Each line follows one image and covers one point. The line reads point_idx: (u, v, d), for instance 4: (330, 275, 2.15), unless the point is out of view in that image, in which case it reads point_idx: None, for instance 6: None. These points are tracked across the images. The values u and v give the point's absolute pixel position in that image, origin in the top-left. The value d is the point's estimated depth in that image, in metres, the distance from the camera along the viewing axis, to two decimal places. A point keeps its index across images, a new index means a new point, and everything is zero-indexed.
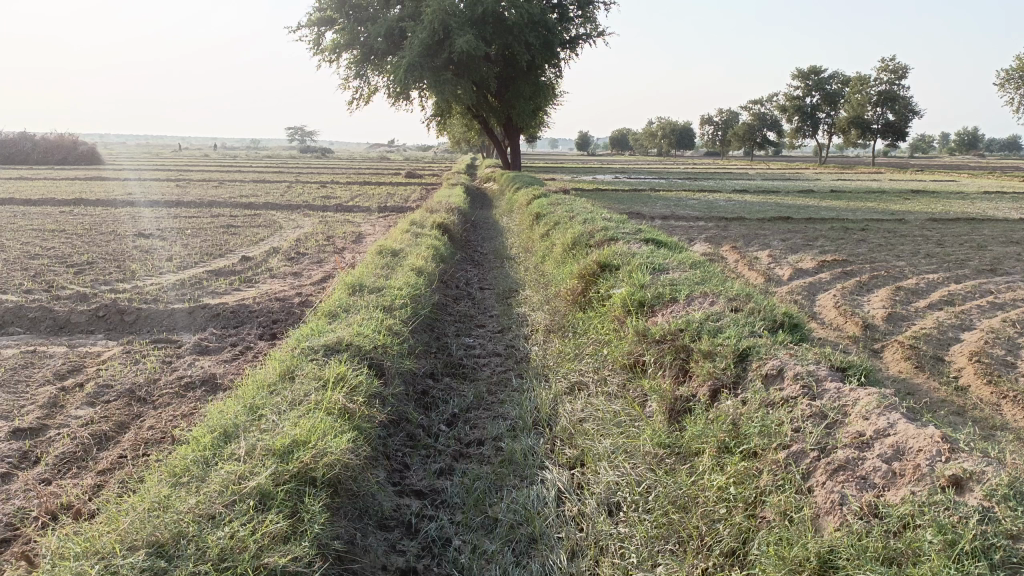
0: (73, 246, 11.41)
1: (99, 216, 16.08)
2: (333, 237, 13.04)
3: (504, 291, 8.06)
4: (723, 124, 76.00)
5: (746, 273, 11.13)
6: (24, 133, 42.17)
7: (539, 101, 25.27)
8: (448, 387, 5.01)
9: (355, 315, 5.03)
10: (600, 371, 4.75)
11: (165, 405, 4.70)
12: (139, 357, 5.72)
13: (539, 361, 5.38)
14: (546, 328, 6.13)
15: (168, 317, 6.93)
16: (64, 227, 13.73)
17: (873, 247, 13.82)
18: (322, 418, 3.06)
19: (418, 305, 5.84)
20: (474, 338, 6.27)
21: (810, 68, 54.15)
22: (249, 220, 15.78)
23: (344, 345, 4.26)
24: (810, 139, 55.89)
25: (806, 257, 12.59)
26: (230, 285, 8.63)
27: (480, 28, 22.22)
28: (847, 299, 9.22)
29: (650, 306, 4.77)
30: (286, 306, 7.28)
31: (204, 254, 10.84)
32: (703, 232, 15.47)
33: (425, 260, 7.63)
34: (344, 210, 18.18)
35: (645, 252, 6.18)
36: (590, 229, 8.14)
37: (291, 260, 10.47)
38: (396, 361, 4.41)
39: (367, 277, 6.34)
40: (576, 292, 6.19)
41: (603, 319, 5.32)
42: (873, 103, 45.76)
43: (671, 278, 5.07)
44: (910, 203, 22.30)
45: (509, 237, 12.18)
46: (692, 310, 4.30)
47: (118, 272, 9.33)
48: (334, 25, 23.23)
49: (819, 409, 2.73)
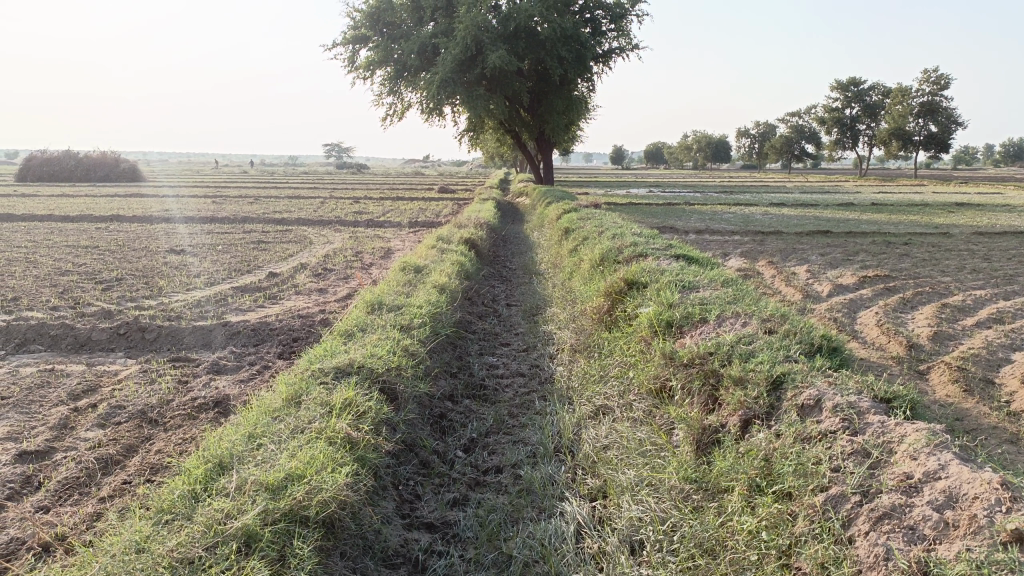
0: (105, 262, 11.50)
1: (133, 231, 16.30)
2: (362, 253, 12.99)
3: (530, 308, 7.85)
4: (759, 137, 75.13)
5: (783, 289, 10.78)
6: (69, 152, 43.38)
7: (572, 116, 25.12)
8: (468, 410, 4.82)
9: (371, 335, 4.87)
10: (626, 395, 4.51)
11: (175, 428, 4.58)
12: (155, 376, 5.63)
13: (563, 383, 5.16)
14: (572, 348, 5.91)
15: (189, 334, 6.86)
16: (98, 243, 13.87)
17: (916, 262, 13.34)
18: (322, 449, 2.88)
19: (438, 325, 5.66)
20: (497, 357, 6.07)
21: (849, 80, 53.25)
22: (280, 235, 15.83)
23: (356, 367, 4.10)
24: (849, 151, 54.90)
25: (846, 272, 12.18)
26: (255, 301, 8.57)
27: (512, 44, 22.17)
28: (890, 317, 8.84)
29: (679, 326, 4.52)
30: (307, 323, 7.16)
31: (232, 270, 10.82)
32: (738, 246, 15.11)
33: (448, 276, 7.47)
34: (375, 225, 18.17)
35: (675, 269, 5.93)
36: (620, 245, 7.92)
37: (318, 276, 10.41)
38: (411, 384, 4.23)
39: (388, 295, 6.19)
40: (602, 310, 5.96)
41: (629, 339, 5.08)
42: (914, 115, 44.79)
43: (701, 296, 4.82)
44: (954, 216, 21.64)
45: (539, 252, 11.99)
46: (722, 332, 4.04)
47: (146, 289, 9.33)
48: (367, 42, 23.40)
49: (861, 446, 2.48)
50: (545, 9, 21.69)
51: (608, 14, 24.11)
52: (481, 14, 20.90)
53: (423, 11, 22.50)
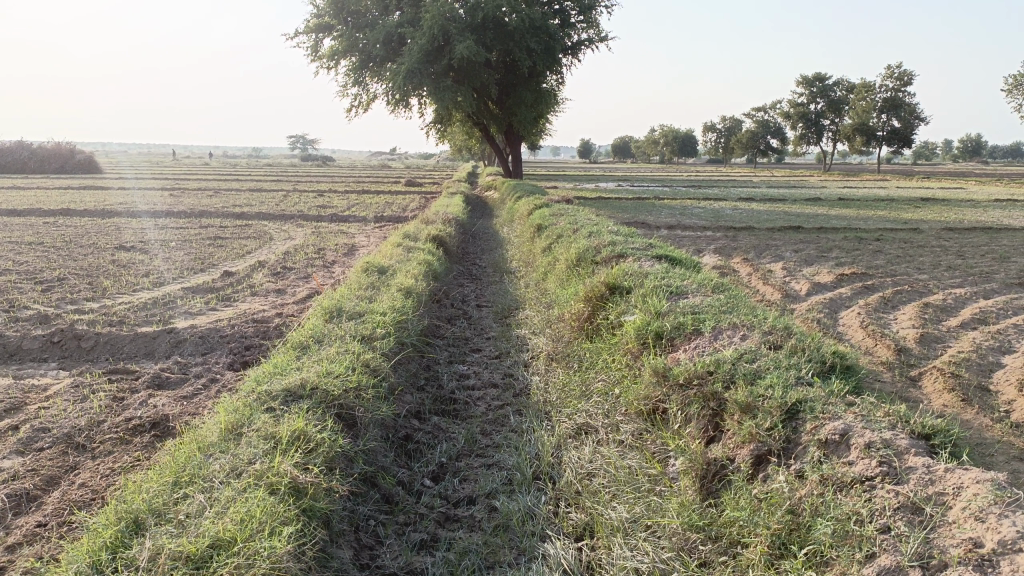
0: (49, 260, 10.80)
1: (85, 227, 15.52)
2: (324, 249, 12.42)
3: (502, 310, 7.39)
4: (726, 132, 75.46)
5: (761, 288, 10.45)
6: (22, 143, 41.96)
7: (541, 108, 24.68)
8: (436, 429, 4.35)
9: (327, 348, 4.37)
10: (612, 414, 4.08)
11: (105, 456, 4.05)
12: (87, 393, 5.06)
13: (541, 396, 4.73)
14: (548, 357, 5.47)
15: (130, 343, 6.27)
16: (42, 239, 13.08)
17: (890, 259, 13.14)
18: (262, 501, 2.40)
19: (404, 333, 5.19)
20: (467, 366, 5.61)
21: (814, 75, 53.55)
22: (239, 231, 15.21)
23: (309, 389, 3.60)
24: (815, 146, 55.28)
25: (823, 269, 11.94)
26: (206, 304, 8.00)
27: (480, 34, 21.63)
28: (872, 317, 8.55)
29: (669, 338, 4.10)
30: (262, 329, 6.63)
31: (185, 269, 10.20)
32: (711, 243, 14.82)
33: (414, 278, 6.98)
34: (339, 220, 17.56)
35: (659, 272, 5.51)
36: (597, 243, 7.50)
37: (277, 275, 9.86)
38: (372, 406, 3.75)
39: (348, 300, 5.68)
40: (582, 317, 5.51)
41: (613, 350, 4.65)
42: (878, 111, 45.12)
43: (693, 304, 4.40)
44: (922, 212, 21.62)
45: (509, 249, 11.54)
46: (721, 347, 3.62)
47: (89, 290, 8.68)
48: (331, 31, 22.71)
49: (909, 500, 2.12)
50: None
51: (576, 5, 23.68)
52: (448, 3, 20.33)
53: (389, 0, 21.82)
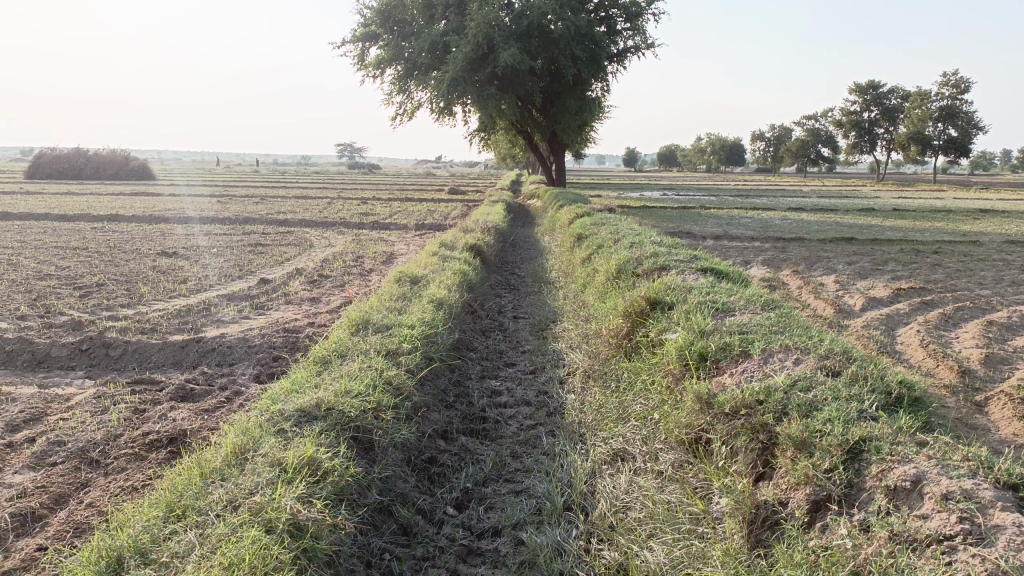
0: (92, 265, 10.87)
1: (131, 232, 15.71)
2: (363, 257, 12.32)
3: (539, 322, 7.13)
4: (775, 140, 74.09)
5: (813, 302, 9.99)
6: (79, 150, 43.18)
7: (585, 116, 24.37)
8: (462, 452, 4.10)
9: (349, 364, 4.14)
10: (651, 440, 3.77)
11: (117, 473, 3.89)
12: (108, 404, 4.93)
13: (576, 418, 4.44)
14: (585, 374, 5.18)
15: (158, 352, 6.16)
16: (88, 244, 13.23)
17: (950, 273, 12.53)
18: (255, 545, 2.18)
19: (433, 347, 4.95)
20: (500, 382, 5.34)
21: (868, 83, 52.21)
22: (281, 238, 15.22)
23: (323, 408, 3.37)
24: (867, 155, 53.84)
25: (878, 283, 11.41)
26: (240, 312, 7.90)
27: (524, 42, 21.44)
28: (933, 336, 8.05)
29: (714, 359, 3.77)
30: (292, 338, 6.47)
31: (223, 276, 10.16)
32: (759, 254, 14.35)
33: (448, 288, 6.76)
34: (380, 227, 17.51)
35: (703, 287, 5.18)
36: (639, 254, 7.19)
37: (313, 283, 9.75)
38: (392, 427, 3.50)
39: (376, 312, 5.46)
40: (620, 334, 5.19)
41: (652, 370, 4.34)
42: (934, 119, 43.69)
43: (740, 323, 4.07)
44: (981, 224, 20.73)
45: (550, 259, 11.27)
46: (771, 373, 3.30)
47: (126, 296, 8.65)
48: (377, 40, 22.77)
49: (997, 568, 1.80)
50: (558, 6, 20.95)
51: (623, 12, 23.35)
52: (493, 11, 20.19)
53: (435, 9, 21.77)
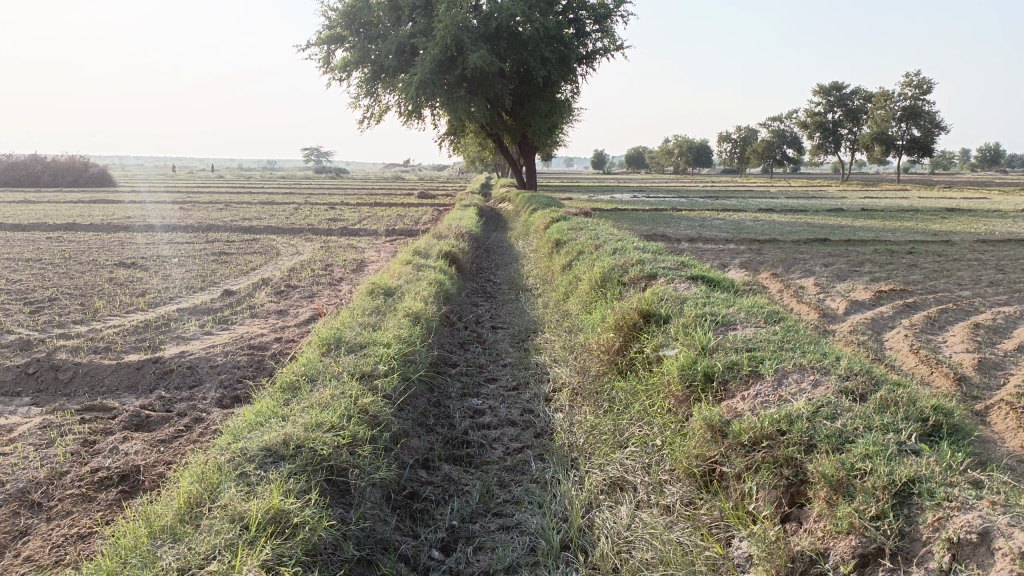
0: (44, 278, 10.30)
1: (88, 242, 15.05)
2: (331, 265, 11.90)
3: (519, 333, 6.79)
4: (742, 141, 74.67)
5: (795, 306, 9.79)
6: (35, 157, 41.91)
7: (556, 118, 24.11)
8: (445, 483, 3.74)
9: (320, 390, 3.76)
10: (652, 468, 3.45)
11: (61, 519, 3.47)
12: (54, 436, 4.48)
13: (568, 442, 4.11)
14: (573, 391, 4.85)
15: (112, 374, 5.69)
16: (42, 255, 12.60)
17: (927, 274, 12.44)
18: None
19: (411, 368, 4.59)
20: (482, 400, 5.00)
21: (831, 84, 52.76)
22: (246, 245, 14.71)
23: (291, 446, 2.98)
24: (832, 155, 54.41)
25: (857, 285, 11.26)
26: (201, 327, 7.45)
27: (493, 44, 21.13)
28: (922, 340, 7.84)
29: (722, 381, 3.46)
30: (258, 357, 6.05)
31: (184, 288, 9.68)
32: (736, 257, 14.18)
33: (424, 300, 6.40)
34: (350, 234, 17.05)
35: (698, 297, 4.89)
36: (623, 261, 6.89)
37: (280, 294, 9.32)
38: (369, 465, 3.13)
39: (348, 329, 5.07)
40: (612, 349, 4.85)
41: (650, 389, 4.02)
42: (897, 119, 44.21)
43: (745, 339, 3.77)
44: (950, 223, 20.83)
45: (526, 264, 10.96)
46: (789, 397, 3.00)
47: (79, 312, 8.14)
48: (344, 42, 22.27)
49: None
50: (527, 8, 20.70)
51: (591, 14, 23.17)
52: (461, 13, 19.84)
53: (402, 10, 21.37)
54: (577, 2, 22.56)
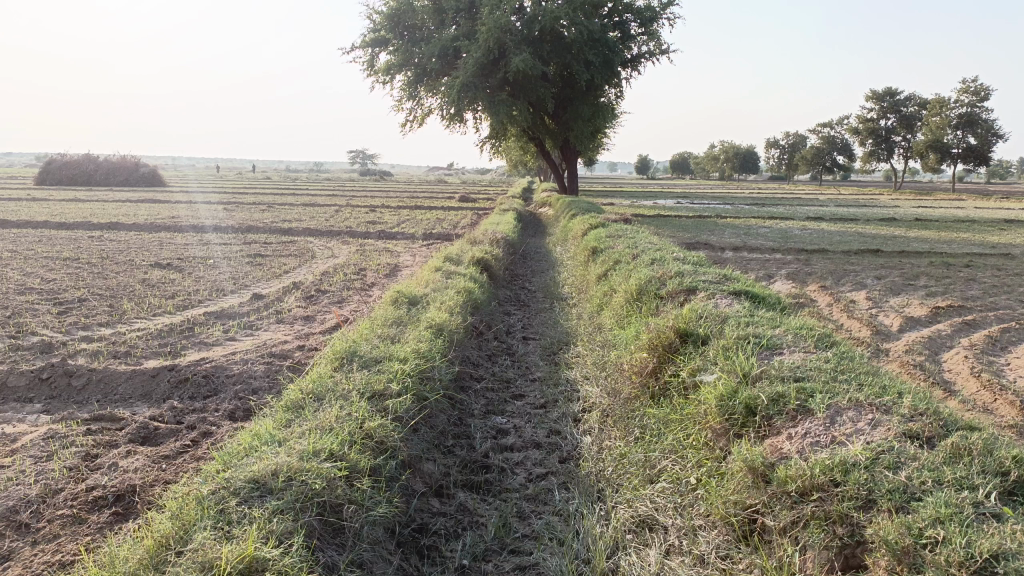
0: (78, 278, 10.28)
1: (128, 241, 15.12)
2: (365, 270, 11.72)
3: (550, 345, 6.46)
4: (790, 148, 73.12)
5: (845, 322, 9.27)
6: (89, 156, 42.80)
7: (598, 123, 23.71)
8: (459, 513, 3.42)
9: (325, 412, 3.48)
10: (685, 508, 3.10)
11: (46, 544, 3.24)
12: (57, 448, 4.29)
13: (594, 471, 3.77)
14: (602, 414, 4.51)
15: (126, 382, 5.51)
16: (80, 255, 12.64)
17: (987, 289, 11.75)
18: None
19: (428, 386, 4.29)
20: (506, 419, 4.69)
21: (885, 90, 51.24)
22: (283, 247, 14.64)
23: (282, 478, 2.70)
24: (884, 163, 52.86)
25: (912, 300, 10.66)
26: (225, 332, 7.28)
27: (536, 47, 20.83)
28: (983, 362, 7.30)
29: (766, 415, 3.09)
30: (276, 366, 5.84)
31: (215, 290, 9.56)
32: (782, 267, 13.65)
33: (450, 310, 6.12)
34: (387, 237, 16.90)
35: (741, 315, 4.51)
36: (661, 273, 6.51)
37: (310, 299, 9.14)
38: (370, 498, 2.83)
39: (365, 342, 4.79)
40: (645, 370, 4.47)
41: (685, 417, 3.66)
42: (953, 127, 42.71)
43: (794, 366, 3.39)
44: (1010, 235, 19.89)
45: (562, 271, 10.63)
46: (845, 440, 2.63)
47: (106, 314, 8.04)
48: (387, 45, 22.18)
49: None
50: (572, 11, 20.35)
51: (637, 17, 22.71)
52: (504, 16, 19.56)
53: (445, 14, 21.22)
54: (623, 5, 22.15)
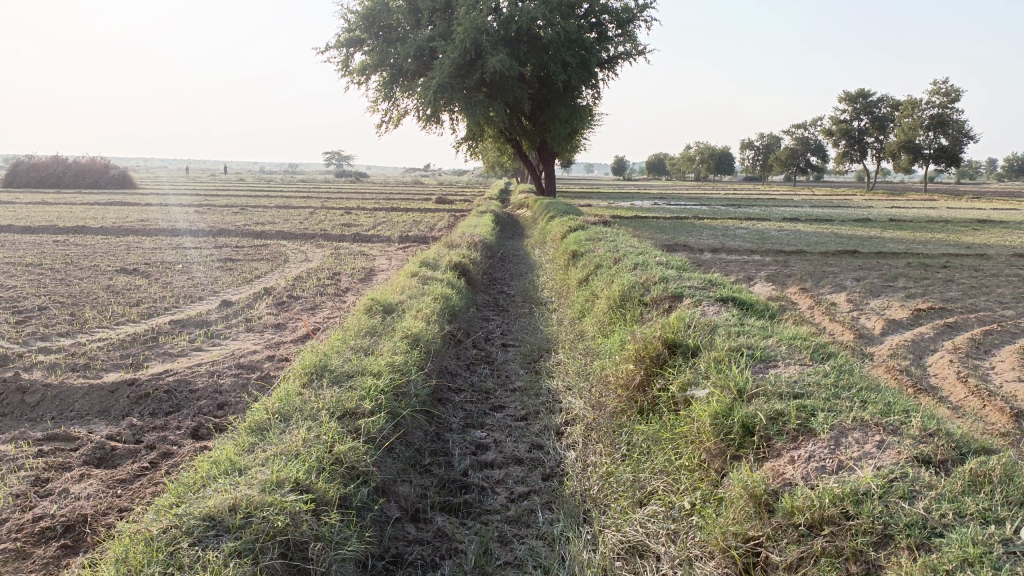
0: (39, 285, 9.88)
1: (93, 246, 14.65)
2: (339, 274, 11.45)
3: (530, 353, 6.24)
4: (764, 149, 73.63)
5: (828, 325, 9.17)
6: (57, 158, 41.86)
7: (576, 124, 23.57)
8: (437, 540, 3.18)
9: (292, 434, 3.24)
10: (678, 535, 2.89)
11: None
12: (4, 472, 3.99)
13: (580, 491, 3.56)
14: (586, 428, 4.29)
15: (83, 398, 5.21)
16: (43, 260, 12.20)
17: (965, 290, 11.74)
18: None
19: (403, 402, 4.06)
20: (485, 433, 4.46)
21: (858, 91, 51.71)
22: (254, 252, 14.28)
23: (240, 514, 2.46)
24: (858, 164, 53.37)
25: (892, 302, 10.59)
26: (192, 342, 6.99)
27: (513, 48, 20.63)
28: (967, 366, 7.20)
29: (765, 435, 2.91)
30: (244, 379, 5.57)
31: (183, 297, 9.23)
32: (761, 269, 13.56)
33: (426, 319, 5.89)
34: (362, 240, 16.60)
35: (730, 324, 4.34)
36: (644, 278, 6.32)
37: (281, 305, 8.85)
38: (339, 532, 2.60)
39: (336, 355, 4.54)
40: (632, 383, 4.26)
41: (677, 434, 3.46)
42: (925, 128, 43.17)
43: (791, 381, 3.21)
44: (983, 235, 20.03)
45: (541, 275, 10.44)
46: (852, 465, 2.45)
47: (67, 323, 7.69)
48: (362, 45, 21.85)
49: None
50: (549, 11, 20.17)
51: (614, 18, 22.60)
52: (480, 15, 19.33)
53: (421, 13, 20.96)
54: (600, 6, 22.02)
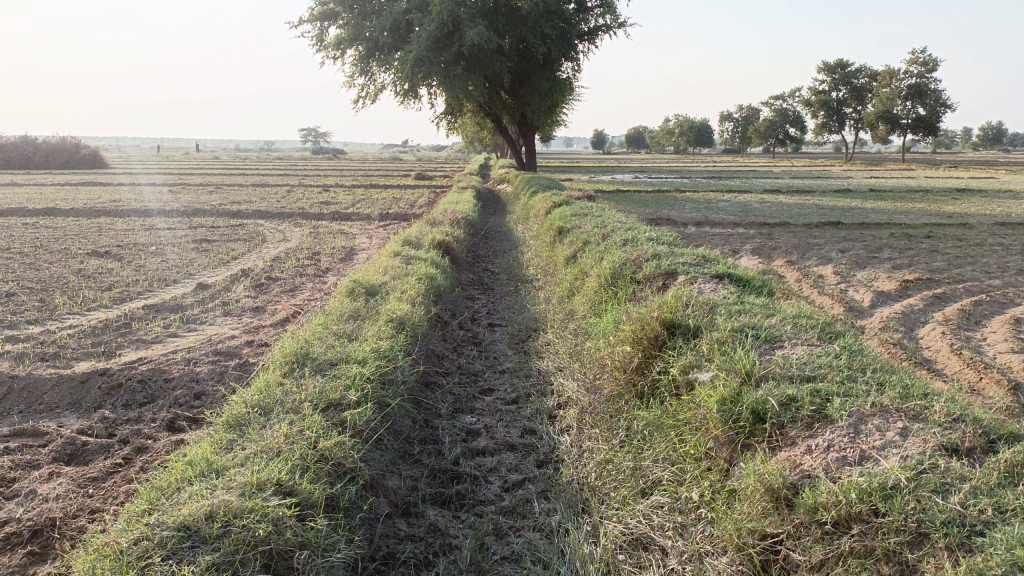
0: (7, 270, 9.52)
1: (63, 228, 14.22)
2: (319, 254, 11.17)
3: (518, 333, 6.06)
4: (743, 121, 73.54)
5: (816, 298, 9.06)
6: (26, 138, 40.90)
7: (556, 97, 23.24)
8: (430, 536, 2.99)
9: (273, 429, 3.05)
10: (686, 527, 2.73)
11: None
12: None
13: (577, 479, 3.40)
14: (581, 412, 4.12)
15: (52, 390, 4.96)
16: (11, 244, 11.80)
17: (950, 260, 11.68)
18: None
19: (391, 390, 3.86)
20: (476, 418, 4.28)
21: (836, 62, 51.60)
22: (231, 232, 13.95)
23: (218, 523, 2.28)
24: (836, 135, 53.41)
25: (880, 274, 10.50)
26: (167, 327, 6.74)
27: (491, 20, 20.22)
28: (959, 337, 7.10)
29: (777, 423, 2.76)
30: (222, 367, 5.34)
31: (157, 280, 8.93)
32: (746, 242, 13.43)
33: (411, 301, 5.68)
34: (342, 219, 16.29)
35: (729, 303, 4.18)
36: (635, 254, 6.15)
37: (259, 287, 8.59)
38: (327, 537, 2.42)
39: (318, 341, 4.34)
40: (630, 366, 4.08)
41: (680, 420, 3.30)
42: (903, 97, 43.17)
43: (801, 364, 3.06)
44: (963, 204, 20.05)
45: (526, 252, 10.24)
46: (876, 454, 2.29)
47: (36, 309, 7.39)
48: (337, 19, 21.31)
49: None
50: None
51: None
52: None
53: None
54: None
